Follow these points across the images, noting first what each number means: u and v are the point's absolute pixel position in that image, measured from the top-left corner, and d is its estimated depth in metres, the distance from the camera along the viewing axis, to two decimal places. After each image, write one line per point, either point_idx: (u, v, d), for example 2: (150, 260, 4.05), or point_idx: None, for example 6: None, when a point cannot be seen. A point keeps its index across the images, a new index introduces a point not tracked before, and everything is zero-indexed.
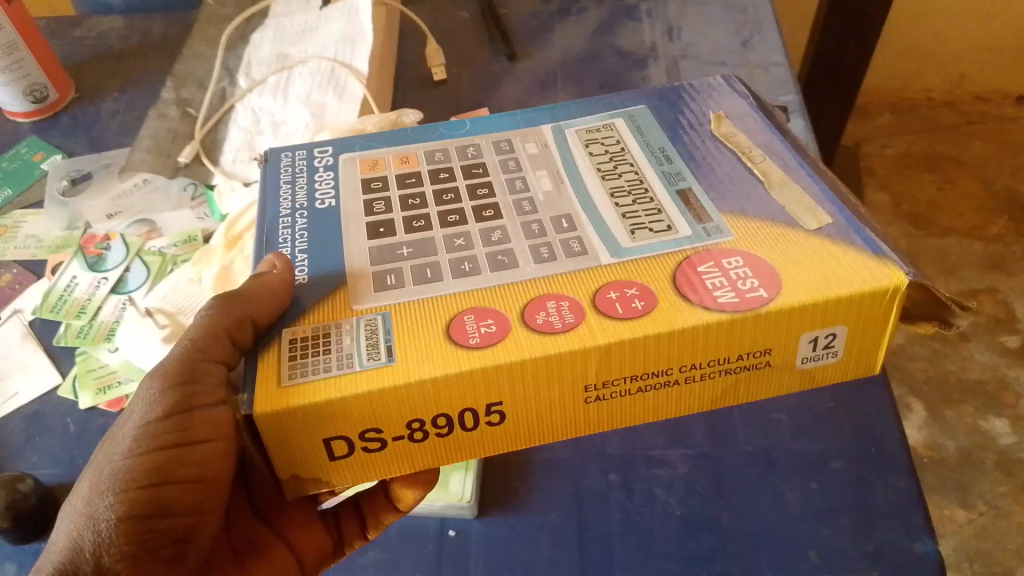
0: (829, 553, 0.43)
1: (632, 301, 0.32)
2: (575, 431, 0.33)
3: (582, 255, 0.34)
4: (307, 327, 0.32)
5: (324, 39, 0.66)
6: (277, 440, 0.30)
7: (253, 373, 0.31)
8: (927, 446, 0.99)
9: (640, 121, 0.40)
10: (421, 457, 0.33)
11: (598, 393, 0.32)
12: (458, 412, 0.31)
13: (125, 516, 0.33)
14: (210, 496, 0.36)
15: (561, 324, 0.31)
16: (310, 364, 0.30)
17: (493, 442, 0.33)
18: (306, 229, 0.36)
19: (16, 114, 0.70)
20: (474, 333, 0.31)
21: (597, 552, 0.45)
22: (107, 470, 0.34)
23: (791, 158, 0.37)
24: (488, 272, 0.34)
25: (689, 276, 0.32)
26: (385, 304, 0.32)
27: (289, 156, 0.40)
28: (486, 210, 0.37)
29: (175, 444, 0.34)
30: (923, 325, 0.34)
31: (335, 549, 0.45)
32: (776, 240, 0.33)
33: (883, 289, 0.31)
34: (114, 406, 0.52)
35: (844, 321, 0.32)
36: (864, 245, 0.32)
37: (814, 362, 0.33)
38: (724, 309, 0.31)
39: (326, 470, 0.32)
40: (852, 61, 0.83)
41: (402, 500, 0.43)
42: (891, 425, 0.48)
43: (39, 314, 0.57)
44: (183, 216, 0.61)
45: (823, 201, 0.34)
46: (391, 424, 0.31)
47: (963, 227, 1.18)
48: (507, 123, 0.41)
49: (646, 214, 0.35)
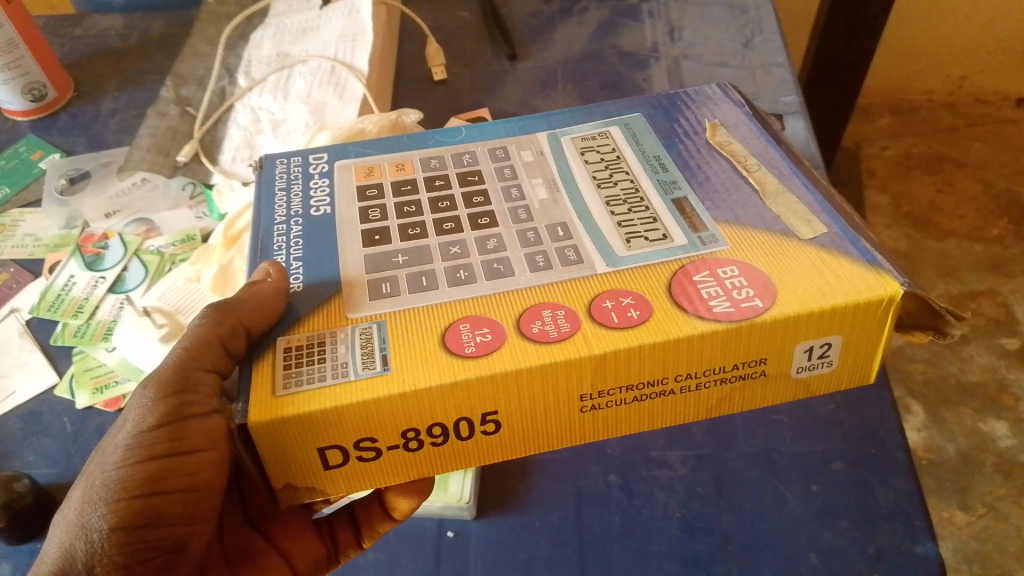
0: (830, 556, 0.43)
1: (628, 311, 0.31)
2: (570, 440, 0.33)
3: (577, 263, 0.34)
4: (301, 335, 0.32)
5: (325, 39, 0.66)
6: (269, 449, 0.30)
7: (245, 383, 0.31)
8: (926, 448, 0.99)
9: (636, 129, 0.40)
10: (415, 466, 0.32)
11: (594, 402, 0.32)
12: (453, 422, 0.31)
13: (116, 527, 0.33)
14: (203, 506, 0.35)
15: (556, 333, 0.31)
16: (304, 374, 0.30)
17: (488, 451, 0.33)
18: (301, 236, 0.36)
19: (14, 113, 0.70)
20: (469, 341, 0.31)
21: (596, 554, 0.44)
22: (99, 479, 0.33)
23: (788, 167, 0.37)
24: (483, 280, 0.33)
25: (684, 285, 0.32)
26: (379, 313, 0.32)
27: (284, 162, 0.40)
28: (482, 218, 0.36)
29: (168, 453, 0.33)
30: (918, 334, 0.34)
31: (330, 558, 0.44)
32: (772, 250, 0.33)
33: (878, 299, 0.31)
34: (112, 405, 0.51)
35: (840, 330, 0.32)
36: (860, 255, 0.32)
37: (809, 371, 0.33)
38: (719, 319, 0.31)
39: (319, 479, 0.32)
40: (854, 62, 0.82)
41: (398, 508, 0.42)
42: (892, 426, 0.48)
43: (36, 313, 0.57)
44: (181, 216, 0.61)
45: (820, 210, 0.34)
46: (385, 434, 0.31)
47: (964, 229, 1.18)
48: (503, 131, 0.41)
49: (642, 222, 0.35)
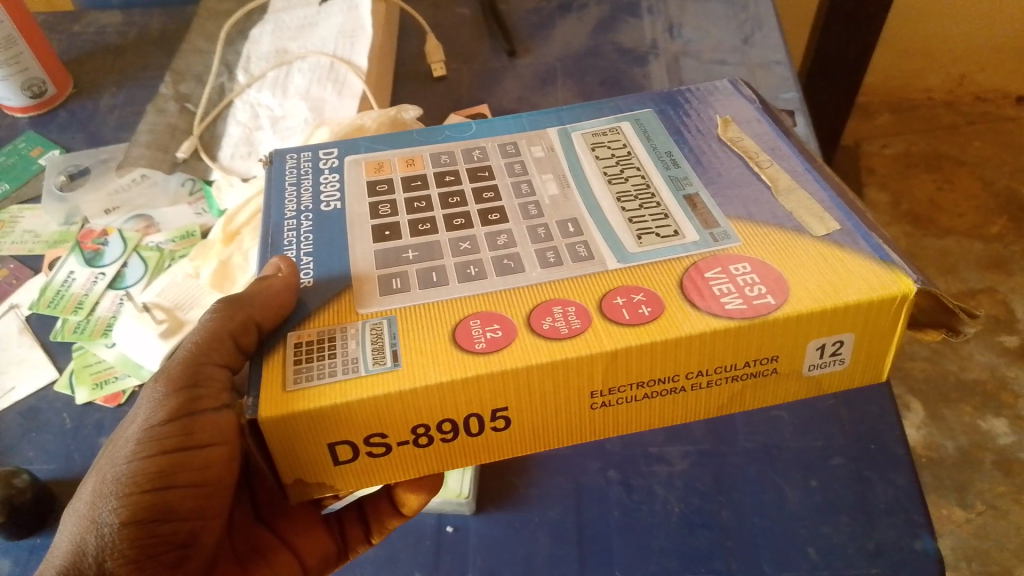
0: (830, 551, 0.43)
1: (639, 307, 0.31)
2: (581, 437, 0.33)
3: (588, 260, 0.34)
4: (313, 331, 0.32)
5: (325, 34, 0.66)
6: (281, 444, 0.30)
7: (256, 376, 0.31)
8: (926, 446, 0.99)
9: (646, 125, 0.40)
10: (425, 462, 0.32)
11: (605, 399, 0.32)
12: (463, 418, 0.31)
13: (127, 521, 0.32)
14: (213, 501, 0.35)
15: (567, 329, 0.31)
16: (316, 369, 0.30)
17: (498, 448, 0.33)
18: (312, 231, 0.36)
19: (13, 109, 0.70)
20: (480, 337, 0.31)
21: (597, 550, 0.44)
22: (109, 473, 0.33)
23: (800, 164, 0.37)
24: (495, 275, 0.33)
25: (696, 282, 0.32)
26: (391, 308, 0.32)
27: (294, 157, 0.40)
28: (492, 214, 0.36)
29: (178, 448, 0.33)
30: (930, 333, 0.34)
31: (338, 554, 0.44)
32: (784, 247, 0.33)
33: (891, 297, 0.31)
34: (111, 401, 0.52)
35: (852, 328, 0.32)
36: (872, 252, 0.32)
37: (820, 370, 0.33)
38: (732, 316, 0.31)
39: (330, 474, 0.32)
40: (853, 59, 0.82)
41: (407, 505, 0.42)
42: (892, 422, 0.48)
43: (35, 309, 0.57)
44: (180, 212, 0.61)
45: (832, 207, 0.34)
46: (395, 430, 0.31)
47: (964, 226, 1.18)
48: (513, 127, 0.41)
49: (653, 219, 0.35)
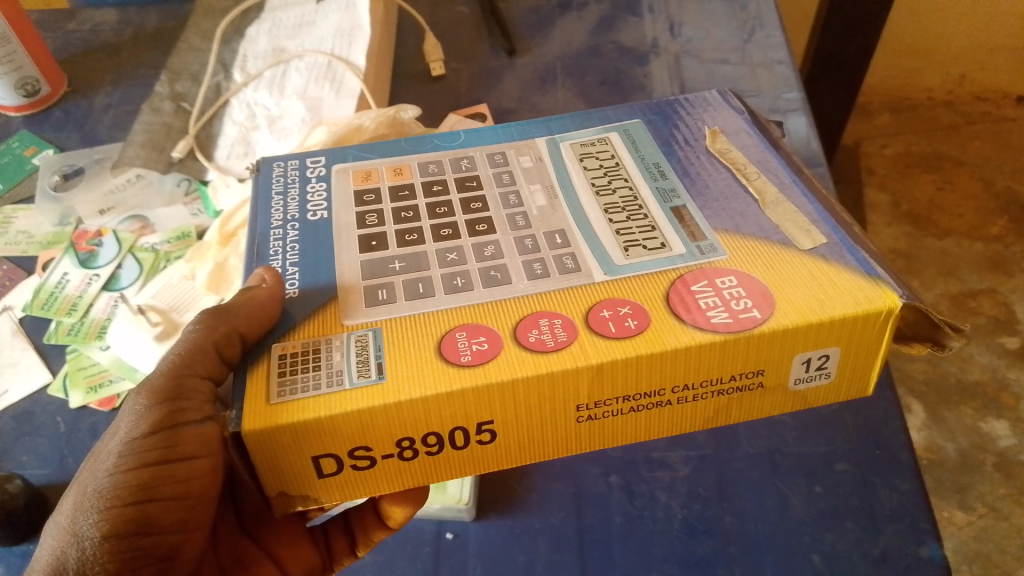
0: (833, 559, 0.43)
1: (625, 321, 0.31)
2: (566, 451, 0.32)
3: (575, 272, 0.33)
4: (297, 342, 0.31)
5: (322, 32, 0.65)
6: (263, 457, 0.29)
7: (240, 390, 0.30)
8: (927, 448, 0.99)
9: (635, 135, 0.40)
10: (410, 474, 0.32)
11: (590, 412, 0.31)
12: (448, 431, 0.30)
13: (109, 534, 0.32)
14: (195, 513, 0.34)
15: (553, 342, 0.30)
16: (299, 382, 0.29)
17: (482, 460, 0.32)
18: (297, 241, 0.36)
19: (7, 108, 0.69)
20: (465, 350, 0.30)
21: (598, 555, 0.44)
22: (92, 485, 0.33)
23: (788, 176, 0.36)
24: (481, 287, 0.33)
25: (682, 295, 0.31)
26: (374, 320, 0.32)
27: (281, 165, 0.39)
28: (480, 224, 0.36)
29: (160, 460, 0.33)
30: (917, 346, 0.33)
31: (324, 567, 0.44)
32: (772, 260, 0.32)
33: (877, 311, 0.30)
34: (105, 405, 0.51)
35: (839, 342, 0.31)
36: (859, 266, 0.32)
37: (807, 383, 0.33)
38: (717, 330, 0.30)
39: (314, 487, 0.31)
40: (854, 61, 0.82)
41: (392, 517, 0.41)
42: (896, 427, 0.47)
43: (29, 311, 0.56)
44: (176, 212, 0.60)
45: (819, 220, 0.34)
46: (380, 443, 0.30)
47: (963, 227, 1.17)
48: (502, 135, 0.40)
49: (640, 231, 0.35)
